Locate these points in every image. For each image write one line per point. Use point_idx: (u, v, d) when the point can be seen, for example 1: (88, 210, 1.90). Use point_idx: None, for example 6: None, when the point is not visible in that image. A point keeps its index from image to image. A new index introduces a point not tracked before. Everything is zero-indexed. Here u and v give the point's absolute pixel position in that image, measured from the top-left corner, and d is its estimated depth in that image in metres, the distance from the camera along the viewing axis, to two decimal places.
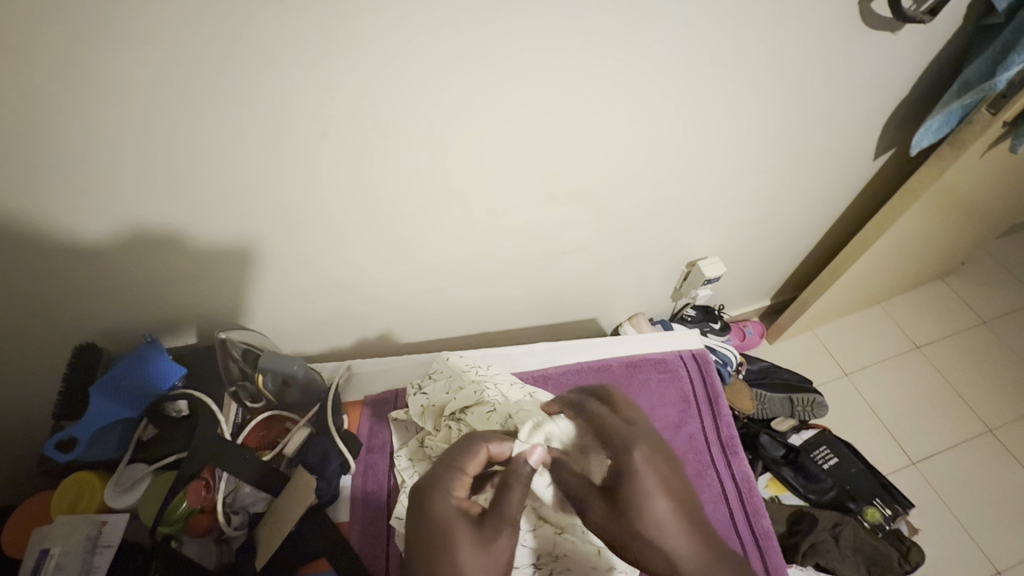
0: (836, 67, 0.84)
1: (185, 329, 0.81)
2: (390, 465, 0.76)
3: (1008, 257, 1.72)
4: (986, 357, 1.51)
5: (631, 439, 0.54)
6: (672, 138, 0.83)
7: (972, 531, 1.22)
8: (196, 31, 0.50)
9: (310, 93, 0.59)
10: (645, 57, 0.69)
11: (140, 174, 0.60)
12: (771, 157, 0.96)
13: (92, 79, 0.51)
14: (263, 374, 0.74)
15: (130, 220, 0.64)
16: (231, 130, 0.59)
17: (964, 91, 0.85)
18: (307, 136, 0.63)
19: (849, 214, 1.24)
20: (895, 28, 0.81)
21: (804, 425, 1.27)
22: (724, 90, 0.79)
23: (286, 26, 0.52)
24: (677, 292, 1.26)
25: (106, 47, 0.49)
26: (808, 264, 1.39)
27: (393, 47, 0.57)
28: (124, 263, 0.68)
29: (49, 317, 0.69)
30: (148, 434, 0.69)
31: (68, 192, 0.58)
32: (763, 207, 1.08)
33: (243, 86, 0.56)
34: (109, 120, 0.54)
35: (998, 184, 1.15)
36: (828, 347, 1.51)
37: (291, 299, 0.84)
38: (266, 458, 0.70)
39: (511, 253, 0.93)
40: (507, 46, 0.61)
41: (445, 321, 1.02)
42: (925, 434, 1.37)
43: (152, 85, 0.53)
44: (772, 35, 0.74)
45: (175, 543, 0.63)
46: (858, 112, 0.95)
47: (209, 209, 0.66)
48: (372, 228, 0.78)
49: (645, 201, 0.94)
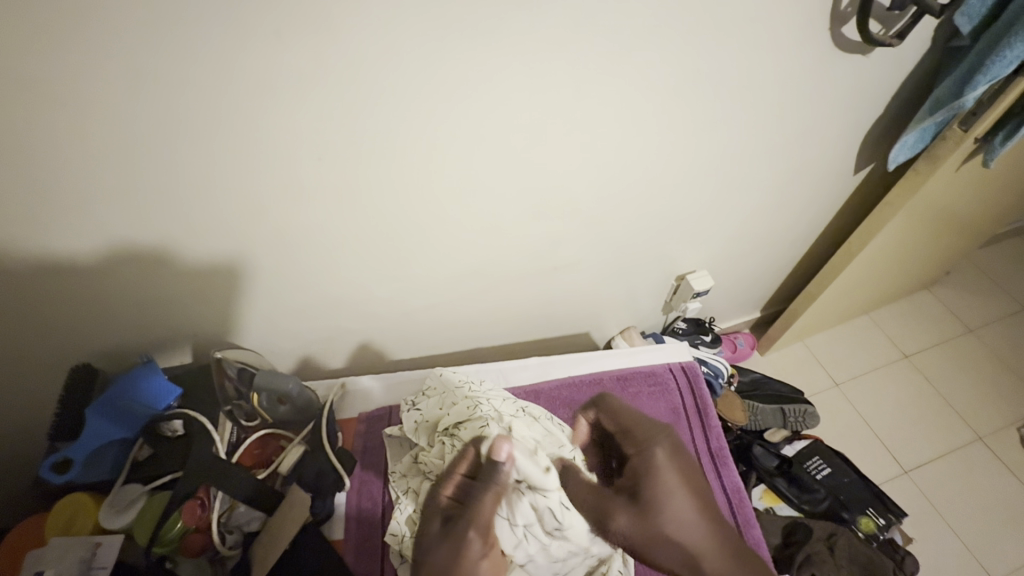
0: (812, 88, 0.87)
1: (182, 349, 0.82)
2: (383, 488, 0.76)
3: (990, 266, 1.76)
4: (974, 366, 1.53)
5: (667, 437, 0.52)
6: (656, 156, 0.86)
7: (965, 540, 1.23)
8: (197, 61, 0.53)
9: (309, 119, 0.61)
10: (626, 79, 0.72)
11: (136, 197, 0.61)
12: (754, 173, 0.99)
13: (92, 106, 0.53)
14: (258, 393, 0.74)
15: (127, 242, 0.65)
16: (226, 154, 0.61)
17: (935, 109, 0.89)
18: (300, 159, 0.64)
19: (833, 226, 1.27)
20: (867, 50, 0.84)
21: (797, 435, 1.28)
22: (703, 110, 0.82)
23: (279, 54, 0.55)
24: (668, 305, 1.27)
25: (108, 77, 0.51)
26: (795, 276, 1.42)
27: (385, 75, 0.60)
28: (119, 285, 0.69)
29: (44, 338, 0.70)
30: (143, 454, 0.70)
31: (66, 215, 0.60)
32: (748, 220, 1.11)
33: (238, 111, 0.58)
34: (107, 147, 0.56)
35: (975, 196, 1.19)
36: (818, 357, 1.53)
37: (287, 318, 0.85)
38: (260, 477, 0.70)
39: (504, 270, 0.95)
40: (492, 73, 0.64)
41: (439, 336, 1.03)
42: (917, 442, 1.38)
43: (153, 112, 0.55)
44: (749, 59, 0.77)
45: (170, 563, 0.64)
46: (836, 130, 0.98)
47: (208, 231, 0.68)
48: (367, 246, 0.79)
49: (633, 217, 0.96)
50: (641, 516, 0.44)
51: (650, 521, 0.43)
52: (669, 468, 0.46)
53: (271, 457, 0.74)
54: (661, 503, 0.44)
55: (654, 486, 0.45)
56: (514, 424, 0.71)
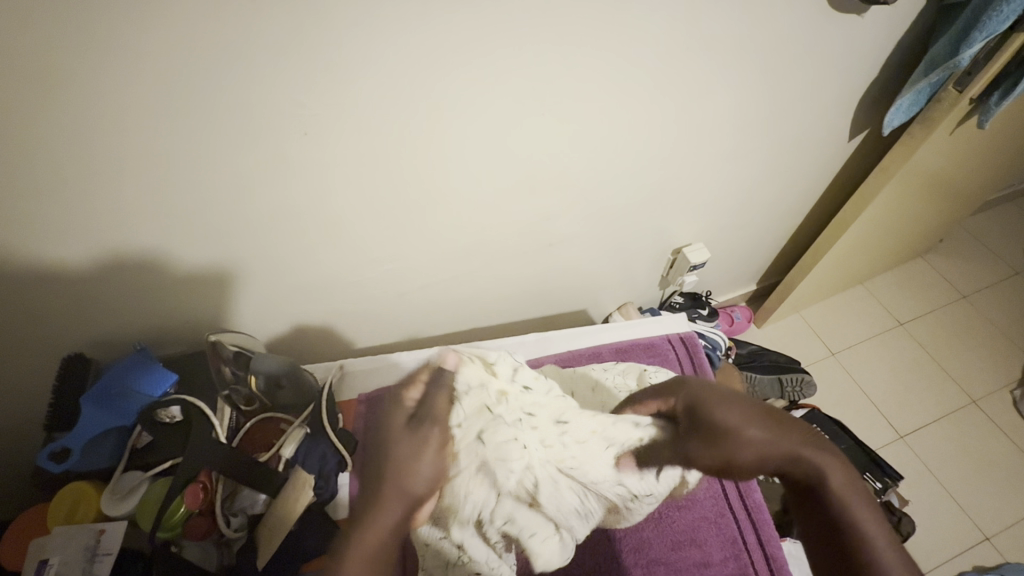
0: (807, 50, 0.85)
1: (176, 336, 0.80)
2: None
3: (986, 234, 1.76)
4: (967, 331, 1.55)
5: (744, 440, 0.52)
6: (652, 123, 0.84)
7: (959, 499, 1.26)
8: (173, 30, 0.50)
9: (295, 93, 0.59)
10: (620, 47, 0.70)
11: (109, 180, 0.58)
12: (750, 141, 0.98)
13: (54, 85, 0.49)
14: (256, 376, 0.75)
15: (105, 230, 0.63)
16: (208, 132, 0.58)
17: (931, 70, 0.88)
18: (287, 136, 0.62)
19: (828, 194, 1.27)
20: (862, 10, 0.83)
21: (795, 405, 1.29)
22: (697, 76, 0.80)
23: (261, 26, 0.52)
24: (665, 279, 1.27)
25: (71, 51, 0.48)
26: (791, 246, 1.42)
27: (373, 46, 0.58)
28: (103, 279, 0.67)
29: (33, 332, 0.68)
30: (143, 441, 0.69)
31: (34, 202, 0.57)
32: (742, 191, 1.10)
33: (217, 88, 0.55)
34: (72, 129, 0.53)
35: (971, 160, 1.18)
36: (813, 327, 1.53)
37: (282, 299, 0.83)
38: (263, 459, 0.70)
39: (500, 247, 0.94)
40: (484, 38, 0.62)
41: (436, 317, 1.02)
42: (912, 408, 1.40)
43: (130, 88, 0.52)
44: (744, 20, 0.75)
45: (176, 548, 0.62)
46: (831, 94, 0.97)
47: (197, 214, 0.66)
48: (359, 226, 0.78)
49: (630, 190, 0.95)
50: (730, 414, 0.54)
51: (739, 427, 0.53)
52: (716, 392, 0.58)
53: (273, 440, 0.74)
54: (739, 411, 0.53)
55: (800, 473, 0.51)
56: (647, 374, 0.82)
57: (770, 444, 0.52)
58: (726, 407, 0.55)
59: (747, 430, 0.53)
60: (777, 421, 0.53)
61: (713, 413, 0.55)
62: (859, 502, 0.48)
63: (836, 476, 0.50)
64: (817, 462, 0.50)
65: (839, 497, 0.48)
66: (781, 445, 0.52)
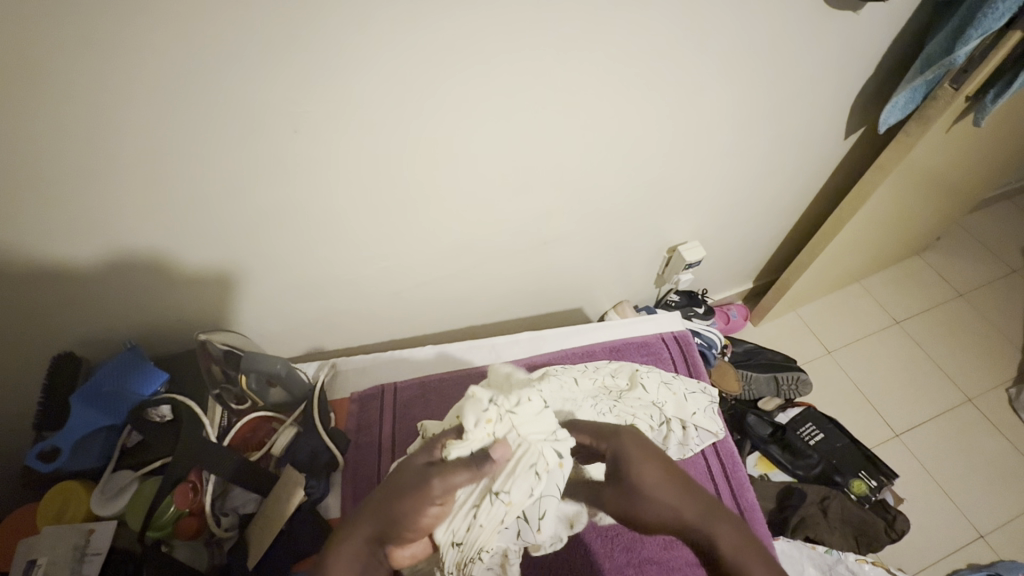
0: (803, 48, 0.85)
1: (167, 335, 0.79)
2: (393, 430, 0.79)
3: (983, 232, 1.76)
4: (963, 330, 1.55)
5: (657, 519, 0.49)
6: (647, 121, 0.84)
7: (954, 497, 1.26)
8: (159, 27, 0.49)
9: (284, 90, 0.58)
10: (614, 44, 0.70)
11: (96, 178, 0.58)
12: (746, 139, 0.97)
13: (37, 83, 0.49)
14: (247, 375, 0.74)
15: (93, 229, 0.62)
16: (196, 130, 0.58)
17: (927, 67, 0.88)
18: (277, 134, 0.61)
19: (825, 192, 1.26)
20: (858, 7, 0.82)
21: (790, 403, 1.28)
22: (692, 73, 0.80)
23: (248, 22, 0.51)
24: (661, 277, 1.27)
25: (55, 48, 0.47)
26: (788, 244, 1.41)
27: (363, 43, 0.57)
28: (92, 278, 0.67)
29: (23, 331, 0.68)
30: (132, 440, 0.69)
31: (19, 201, 0.56)
32: (738, 189, 1.10)
33: (204, 85, 0.54)
34: (58, 128, 0.52)
35: (968, 159, 1.18)
36: (810, 325, 1.53)
37: (274, 298, 0.83)
38: (254, 458, 0.71)
39: (494, 245, 0.93)
40: (476, 35, 0.61)
41: (431, 316, 1.02)
42: (908, 406, 1.40)
43: (116, 85, 0.51)
44: (740, 17, 0.75)
45: (166, 547, 0.63)
46: (827, 91, 0.96)
47: (186, 213, 0.65)
48: (351, 225, 0.77)
49: (625, 188, 0.95)
50: (631, 483, 0.50)
51: (636, 499, 0.50)
52: (643, 448, 0.52)
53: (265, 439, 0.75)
54: (646, 483, 0.50)
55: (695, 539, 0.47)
56: (639, 373, 0.80)
57: (616, 500, 0.51)
58: (634, 466, 0.51)
59: (633, 501, 0.50)
60: (678, 481, 0.50)
61: (646, 479, 0.50)
62: (754, 563, 0.45)
63: (726, 539, 0.46)
64: (724, 541, 0.46)
65: (731, 563, 0.45)
66: (670, 506, 0.48)
